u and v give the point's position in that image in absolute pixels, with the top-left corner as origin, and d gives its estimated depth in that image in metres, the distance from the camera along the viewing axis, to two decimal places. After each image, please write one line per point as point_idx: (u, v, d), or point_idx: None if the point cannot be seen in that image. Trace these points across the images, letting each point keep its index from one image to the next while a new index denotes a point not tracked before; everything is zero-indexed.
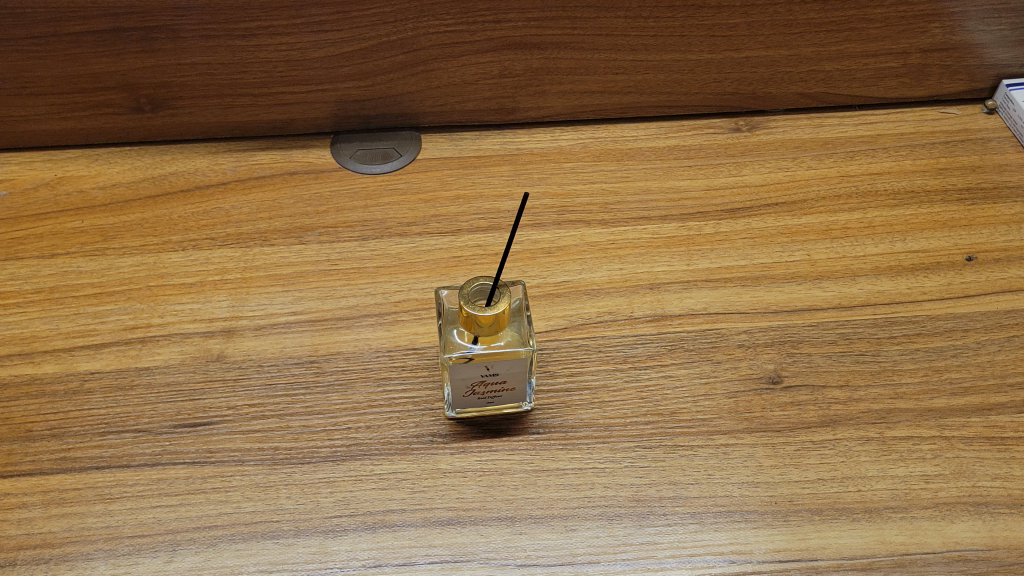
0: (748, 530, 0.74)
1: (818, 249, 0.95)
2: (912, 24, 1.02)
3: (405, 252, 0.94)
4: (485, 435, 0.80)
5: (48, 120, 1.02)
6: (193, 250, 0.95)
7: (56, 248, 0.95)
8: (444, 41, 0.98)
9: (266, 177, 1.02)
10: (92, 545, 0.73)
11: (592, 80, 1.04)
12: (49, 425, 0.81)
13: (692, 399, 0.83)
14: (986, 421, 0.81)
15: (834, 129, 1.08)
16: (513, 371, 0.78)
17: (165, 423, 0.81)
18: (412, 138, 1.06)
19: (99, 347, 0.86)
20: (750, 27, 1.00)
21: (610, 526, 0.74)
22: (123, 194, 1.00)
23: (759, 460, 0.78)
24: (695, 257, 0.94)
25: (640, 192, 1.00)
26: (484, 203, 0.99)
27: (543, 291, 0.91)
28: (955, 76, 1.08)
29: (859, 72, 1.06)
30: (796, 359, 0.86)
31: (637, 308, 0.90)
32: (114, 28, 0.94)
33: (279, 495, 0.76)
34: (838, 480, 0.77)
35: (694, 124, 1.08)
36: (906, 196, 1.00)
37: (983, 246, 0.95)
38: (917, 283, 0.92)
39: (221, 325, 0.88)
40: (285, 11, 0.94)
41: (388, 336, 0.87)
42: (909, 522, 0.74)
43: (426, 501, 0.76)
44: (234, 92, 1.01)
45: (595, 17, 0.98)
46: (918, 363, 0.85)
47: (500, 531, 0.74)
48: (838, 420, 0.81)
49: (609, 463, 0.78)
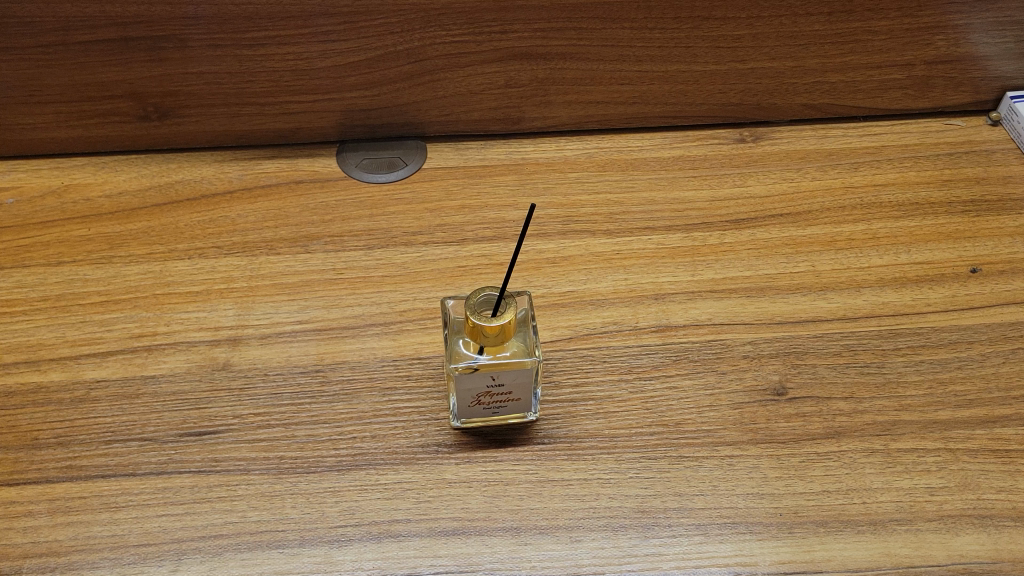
0: (754, 542, 0.74)
1: (823, 260, 0.95)
2: (917, 36, 1.03)
3: (411, 261, 0.95)
4: (491, 445, 0.80)
5: (55, 128, 1.02)
6: (199, 258, 0.95)
7: (62, 256, 0.95)
8: (451, 51, 0.99)
9: (272, 186, 1.02)
10: (98, 553, 0.73)
11: (598, 90, 1.04)
12: (55, 433, 0.81)
13: (697, 409, 0.83)
14: (991, 434, 0.81)
15: (839, 140, 1.08)
16: (518, 382, 0.78)
17: (170, 432, 0.81)
18: (418, 147, 1.06)
19: (105, 355, 0.87)
20: (756, 38, 1.01)
21: (615, 537, 0.74)
22: (129, 202, 1.01)
23: (764, 472, 0.78)
24: (700, 268, 0.94)
25: (645, 203, 1.01)
26: (489, 213, 0.99)
27: (548, 300, 0.91)
28: (959, 88, 1.08)
29: (863, 83, 1.07)
30: (801, 370, 0.86)
31: (642, 319, 0.90)
32: (122, 38, 0.95)
33: (285, 505, 0.76)
34: (843, 492, 0.77)
35: (698, 134, 1.09)
36: (911, 208, 1.01)
37: (987, 258, 0.96)
38: (922, 295, 0.92)
39: (227, 333, 0.88)
40: (293, 21, 0.94)
41: (393, 345, 0.87)
42: (913, 535, 0.74)
43: (431, 511, 0.76)
44: (241, 101, 1.01)
45: (601, 28, 0.98)
46: (922, 375, 0.85)
47: (505, 541, 0.74)
48: (842, 432, 0.81)
49: (615, 473, 0.78)
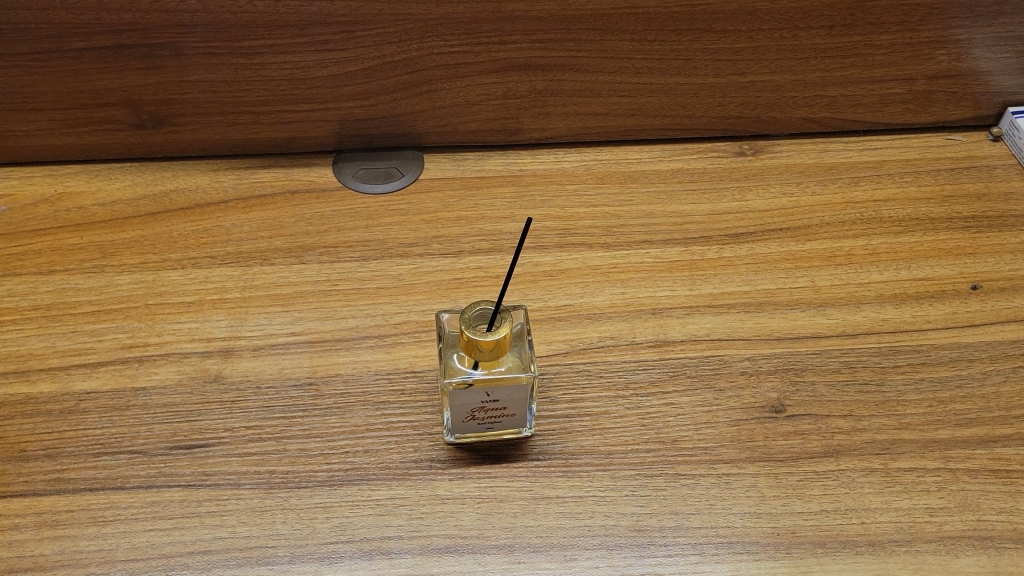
0: (749, 563, 0.73)
1: (822, 276, 0.94)
2: (918, 51, 1.02)
3: (407, 273, 0.94)
4: (485, 461, 0.79)
5: (49, 135, 1.01)
6: (192, 268, 0.94)
7: (54, 264, 0.94)
8: (448, 62, 0.98)
9: (267, 196, 1.01)
10: (85, 568, 0.72)
11: (597, 102, 1.03)
12: (43, 445, 0.80)
13: (693, 426, 0.82)
14: (992, 454, 0.80)
15: (839, 154, 1.07)
16: (513, 398, 0.77)
17: (160, 445, 0.80)
18: (416, 158, 1.05)
19: (96, 366, 0.85)
20: (756, 51, 1.00)
21: (610, 556, 0.73)
22: (123, 211, 1.00)
23: (762, 491, 0.77)
24: (698, 283, 0.93)
25: (644, 215, 1.00)
26: (487, 225, 0.98)
27: (544, 314, 0.90)
28: (960, 102, 1.07)
29: (864, 97, 1.06)
30: (799, 387, 0.85)
31: (639, 334, 0.89)
32: (118, 45, 0.94)
33: (275, 520, 0.75)
34: (841, 512, 0.76)
35: (698, 147, 1.08)
36: (911, 224, 1.00)
37: (988, 275, 0.95)
38: (923, 311, 0.91)
39: (220, 344, 0.87)
40: (290, 29, 0.94)
41: (388, 358, 0.86)
42: (913, 556, 0.73)
43: (424, 528, 0.75)
44: (237, 110, 1.00)
45: (600, 40, 0.98)
46: (922, 394, 0.84)
47: (499, 559, 0.73)
48: (841, 450, 0.80)
49: (610, 490, 0.77)
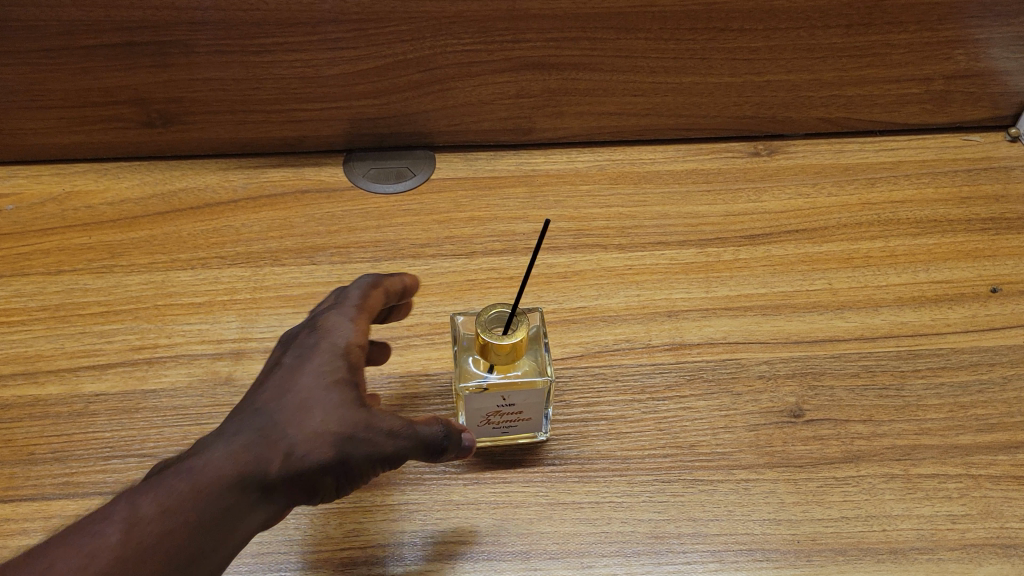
0: (770, 571, 0.71)
1: (840, 278, 0.93)
2: (937, 50, 1.00)
3: (419, 274, 0.92)
4: (500, 465, 0.79)
5: (58, 133, 1.01)
6: (202, 269, 0.93)
7: (62, 265, 0.93)
8: (461, 60, 0.96)
9: (278, 195, 1.01)
10: None
11: (610, 101, 1.02)
12: (51, 448, 0.78)
13: (711, 431, 0.81)
14: (1014, 459, 0.79)
15: (855, 155, 1.07)
16: (529, 402, 0.76)
17: (170, 448, 0.78)
18: (427, 157, 1.05)
19: (105, 368, 0.84)
20: (773, 50, 0.98)
21: (628, 563, 0.72)
22: (131, 211, 0.99)
23: (781, 497, 0.76)
24: (714, 285, 0.92)
25: (658, 217, 0.99)
26: (500, 226, 0.97)
27: (558, 317, 0.89)
28: (977, 103, 1.06)
29: (880, 97, 1.05)
30: (817, 392, 0.83)
31: (655, 336, 0.88)
32: (126, 43, 0.92)
33: (288, 526, 0.74)
34: (863, 519, 0.74)
35: (713, 147, 1.07)
36: (929, 225, 0.99)
37: (1007, 278, 0.93)
38: (942, 314, 0.90)
39: (230, 346, 0.86)
40: (301, 27, 0.92)
41: (400, 361, 0.85)
42: (935, 564, 0.72)
43: (438, 534, 0.73)
44: (247, 108, 0.99)
45: (615, 38, 0.96)
46: (943, 398, 0.83)
47: (514, 566, 0.71)
48: (861, 456, 0.79)
49: (626, 497, 0.76)
